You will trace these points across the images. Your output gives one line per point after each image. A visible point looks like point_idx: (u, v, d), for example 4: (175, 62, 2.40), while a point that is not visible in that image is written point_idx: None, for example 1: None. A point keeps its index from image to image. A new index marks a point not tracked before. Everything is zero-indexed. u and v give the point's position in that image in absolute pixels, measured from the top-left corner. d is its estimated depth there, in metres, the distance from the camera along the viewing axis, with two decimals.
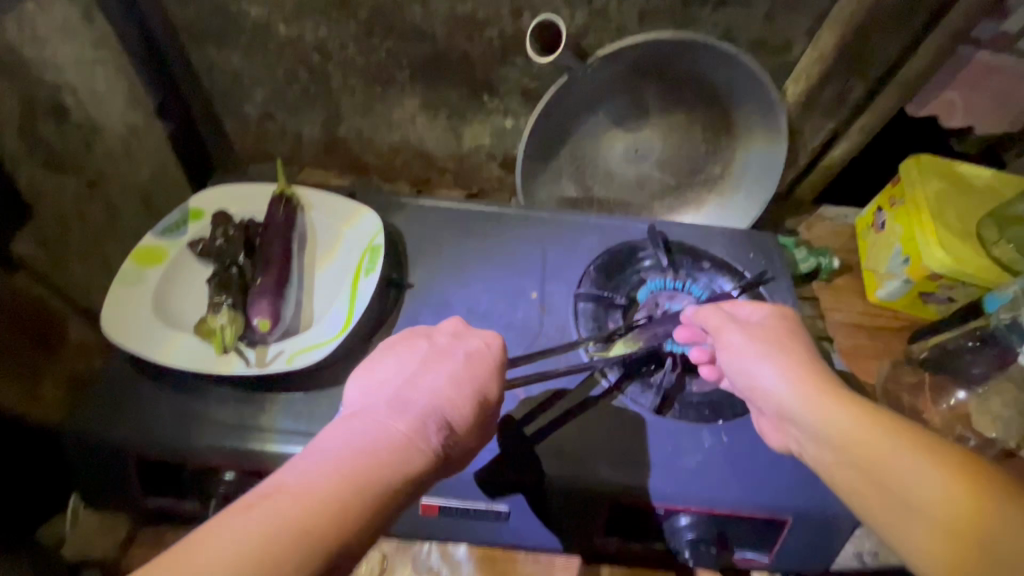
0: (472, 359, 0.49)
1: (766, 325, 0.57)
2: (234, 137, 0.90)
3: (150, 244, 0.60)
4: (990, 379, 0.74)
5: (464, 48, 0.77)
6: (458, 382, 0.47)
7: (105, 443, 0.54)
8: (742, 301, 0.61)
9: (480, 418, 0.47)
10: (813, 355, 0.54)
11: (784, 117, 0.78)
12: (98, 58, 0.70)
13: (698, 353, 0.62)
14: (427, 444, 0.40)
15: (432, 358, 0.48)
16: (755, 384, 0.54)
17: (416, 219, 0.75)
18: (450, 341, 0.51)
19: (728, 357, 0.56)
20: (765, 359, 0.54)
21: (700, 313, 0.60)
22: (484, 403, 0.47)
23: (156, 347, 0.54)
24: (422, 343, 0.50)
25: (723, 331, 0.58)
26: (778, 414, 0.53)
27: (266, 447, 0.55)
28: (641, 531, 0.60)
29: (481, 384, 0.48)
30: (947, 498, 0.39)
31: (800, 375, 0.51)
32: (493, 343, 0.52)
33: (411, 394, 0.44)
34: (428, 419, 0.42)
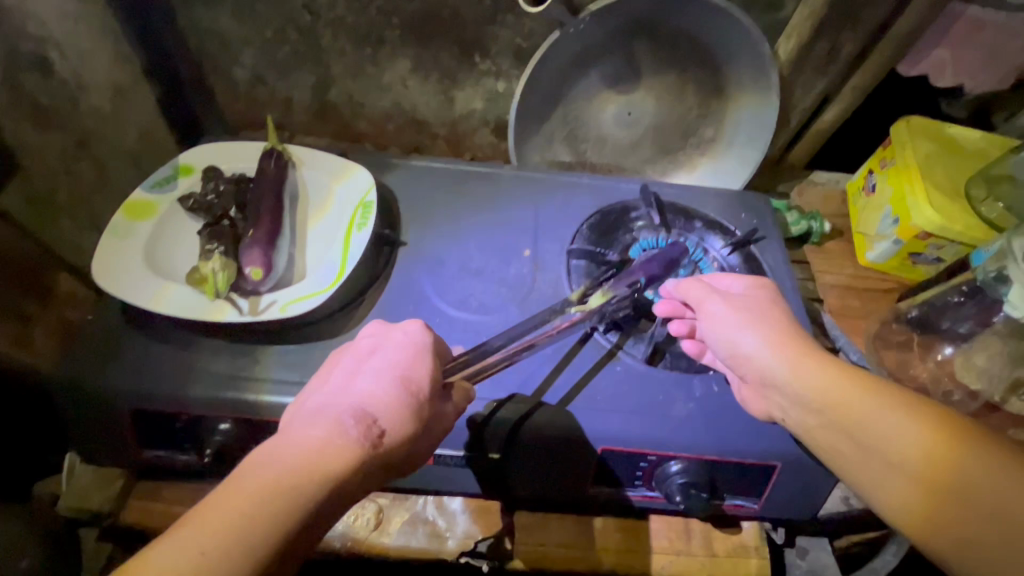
0: (398, 351, 0.51)
1: (746, 296, 0.58)
2: (223, 102, 0.89)
3: (140, 198, 0.60)
4: (975, 336, 0.78)
5: (456, 6, 0.76)
6: (382, 376, 0.49)
7: (97, 394, 0.54)
8: (722, 275, 0.62)
9: (412, 400, 0.49)
10: (790, 321, 0.56)
11: (775, 74, 0.77)
12: (83, 14, 0.68)
13: (679, 328, 0.62)
14: (345, 441, 0.43)
15: (356, 362, 0.51)
16: (737, 351, 0.55)
17: (409, 179, 0.75)
18: (373, 341, 0.53)
19: (710, 328, 0.57)
20: (746, 327, 0.55)
21: (682, 286, 0.60)
22: (413, 386, 0.49)
23: (148, 296, 0.53)
24: (348, 349, 0.53)
25: (706, 301, 0.58)
26: (758, 381, 0.54)
27: (260, 397, 0.55)
28: (632, 481, 0.61)
29: (405, 370, 0.50)
30: (923, 450, 0.44)
31: (780, 340, 0.53)
32: (414, 328, 0.53)
33: (336, 398, 0.47)
34: (347, 417, 0.45)
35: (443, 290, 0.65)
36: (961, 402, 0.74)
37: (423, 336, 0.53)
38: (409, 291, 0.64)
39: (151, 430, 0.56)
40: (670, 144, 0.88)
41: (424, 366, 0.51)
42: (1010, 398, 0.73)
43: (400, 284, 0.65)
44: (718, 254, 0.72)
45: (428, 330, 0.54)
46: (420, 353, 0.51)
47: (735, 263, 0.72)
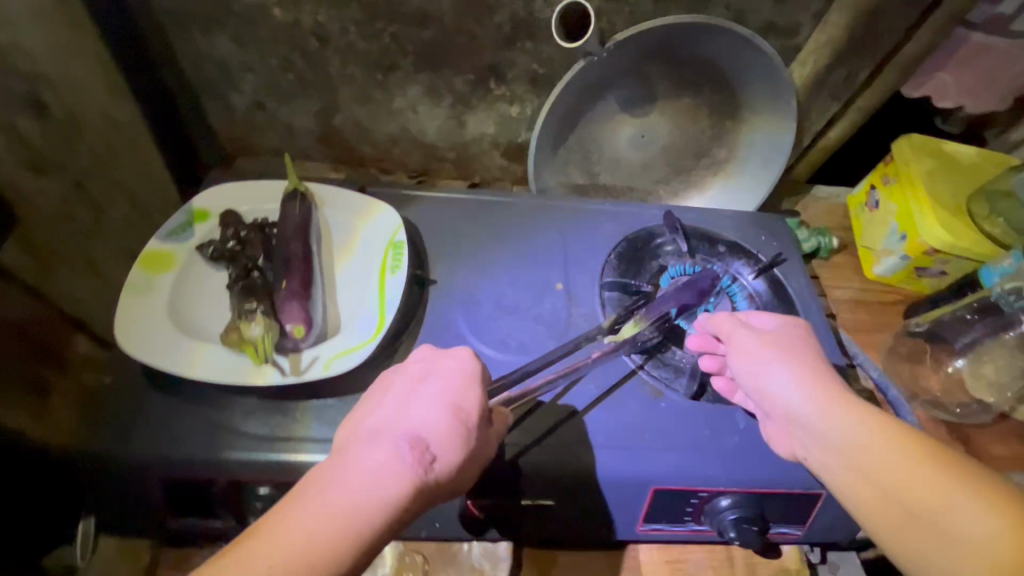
0: (448, 379, 0.48)
1: (777, 332, 0.58)
2: (219, 129, 0.84)
3: (155, 249, 0.56)
4: (979, 345, 0.82)
5: (474, 33, 0.73)
6: (432, 403, 0.46)
7: (128, 464, 0.51)
8: (755, 312, 0.62)
9: (464, 428, 0.46)
10: (825, 365, 0.54)
11: (794, 101, 0.79)
12: (76, 46, 0.63)
13: (708, 361, 0.62)
14: (400, 470, 0.40)
15: (405, 388, 0.48)
16: (764, 388, 0.54)
17: (431, 212, 0.72)
18: (422, 366, 0.50)
19: (739, 362, 0.56)
20: (776, 363, 0.54)
21: (714, 319, 0.60)
22: (463, 414, 0.46)
23: (183, 361, 0.50)
24: (396, 374, 0.50)
25: (735, 335, 0.57)
26: (786, 420, 0.53)
27: (303, 458, 0.52)
28: (681, 517, 0.60)
29: (459, 397, 0.47)
30: (994, 535, 0.39)
31: (811, 381, 0.52)
32: (464, 354, 0.50)
33: (387, 426, 0.44)
34: (400, 444, 0.42)
35: (481, 330, 0.63)
36: (974, 412, 0.77)
37: (473, 363, 0.50)
38: (446, 333, 0.62)
39: (183, 498, 0.53)
40: (684, 164, 0.88)
41: (474, 394, 0.48)
42: (1018, 407, 0.77)
43: (435, 327, 0.63)
44: (746, 282, 0.73)
45: (477, 358, 0.51)
46: (469, 381, 0.49)
47: (761, 288, 0.73)
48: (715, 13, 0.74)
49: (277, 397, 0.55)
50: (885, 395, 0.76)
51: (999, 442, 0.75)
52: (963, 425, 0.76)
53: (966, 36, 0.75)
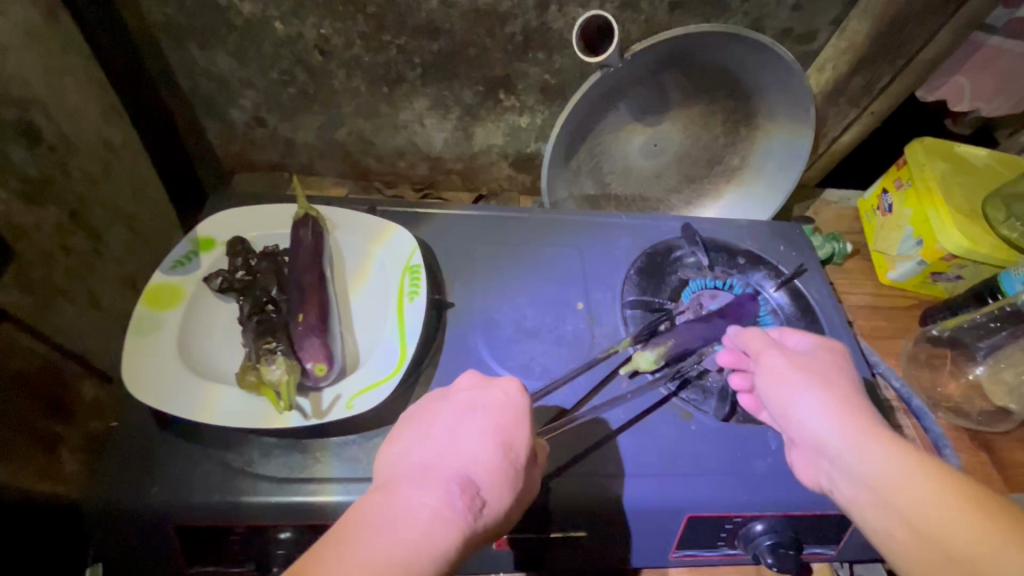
0: (495, 412, 0.46)
1: (811, 356, 0.54)
2: (217, 145, 0.81)
3: (161, 283, 0.54)
4: (999, 350, 0.80)
5: (484, 43, 0.71)
6: (483, 441, 0.44)
7: (140, 513, 0.48)
8: (792, 332, 0.58)
9: (513, 470, 0.44)
10: (859, 393, 0.50)
11: (812, 108, 0.77)
12: (66, 65, 0.60)
13: (739, 380, 0.59)
14: (451, 518, 0.39)
15: (452, 420, 0.46)
16: (790, 412, 0.50)
17: (443, 230, 0.70)
18: (469, 396, 0.48)
19: (767, 382, 0.52)
20: (806, 388, 0.50)
21: (744, 334, 0.56)
22: (512, 454, 0.44)
23: (197, 405, 0.48)
24: (442, 402, 0.48)
25: (764, 354, 0.54)
26: (812, 448, 0.49)
27: (325, 499, 0.49)
28: (714, 542, 0.58)
29: (509, 436, 0.45)
30: None
31: (840, 408, 0.47)
32: (513, 387, 0.48)
33: (436, 464, 0.42)
34: (451, 486, 0.40)
35: (502, 355, 0.61)
36: (997, 419, 0.76)
37: (522, 397, 0.48)
38: (467, 358, 0.60)
39: (199, 545, 0.50)
40: (696, 172, 0.87)
41: (524, 433, 0.46)
42: None
43: (456, 353, 0.60)
44: (767, 296, 0.72)
45: (526, 393, 0.49)
46: (520, 417, 0.46)
47: (783, 301, 0.71)
48: (731, 20, 0.72)
49: (296, 436, 0.52)
50: (909, 406, 0.74)
51: (1021, 449, 0.74)
52: (985, 433, 0.75)
53: (985, 40, 0.74)
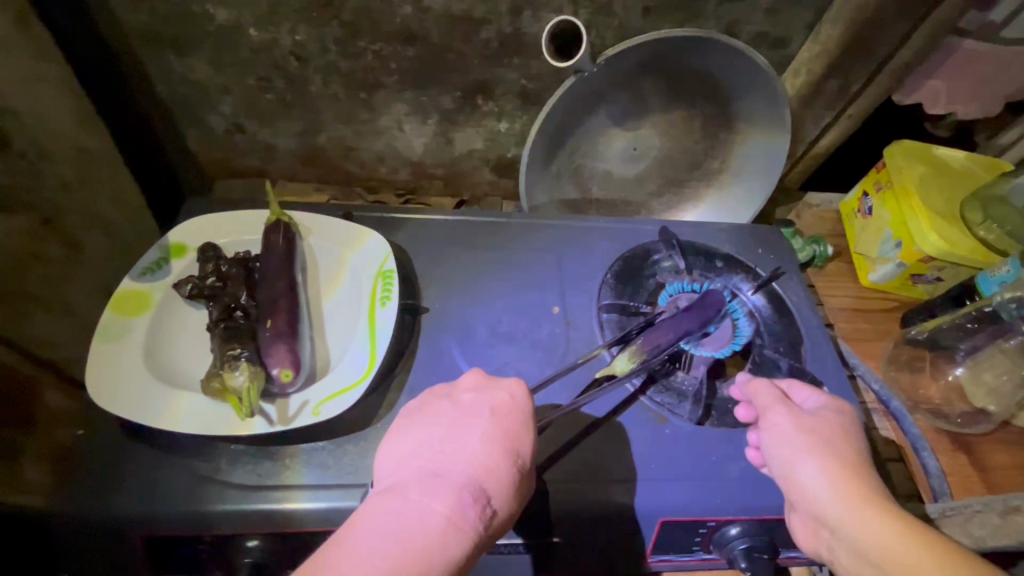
0: (501, 415, 0.47)
1: (818, 414, 0.53)
2: (197, 152, 0.81)
3: (130, 289, 0.54)
4: (979, 352, 0.80)
5: (460, 49, 0.71)
6: (491, 443, 0.44)
7: (106, 523, 0.48)
8: (800, 387, 0.57)
9: (520, 476, 0.44)
10: (864, 462, 0.49)
11: (788, 111, 0.78)
12: (39, 73, 0.60)
13: (752, 435, 0.56)
14: (463, 526, 0.39)
15: (459, 421, 0.46)
16: (793, 476, 0.49)
17: (420, 235, 0.70)
18: (475, 397, 0.48)
19: (771, 441, 0.52)
20: (809, 452, 0.49)
21: (752, 385, 0.56)
22: (519, 460, 0.45)
23: (163, 412, 0.48)
24: (448, 402, 0.48)
25: (770, 412, 0.53)
26: (812, 516, 0.49)
27: (292, 507, 0.49)
28: (689, 547, 0.58)
29: (515, 441, 0.46)
30: None
31: (842, 480, 0.47)
32: (518, 389, 0.49)
33: (448, 468, 0.42)
34: (462, 492, 0.40)
35: (476, 360, 0.61)
36: (978, 422, 0.76)
37: (526, 400, 0.49)
38: (441, 364, 0.60)
39: (165, 557, 0.49)
40: (677, 176, 0.87)
41: (528, 439, 0.46)
42: (1020, 414, 0.76)
43: (429, 359, 0.60)
44: (745, 299, 0.71)
45: (529, 396, 0.50)
46: (524, 421, 0.47)
47: (761, 304, 0.71)
48: (706, 25, 0.72)
49: (264, 443, 0.52)
50: (887, 407, 0.74)
51: (1002, 452, 0.74)
52: (965, 435, 0.74)
53: (959, 43, 0.74)
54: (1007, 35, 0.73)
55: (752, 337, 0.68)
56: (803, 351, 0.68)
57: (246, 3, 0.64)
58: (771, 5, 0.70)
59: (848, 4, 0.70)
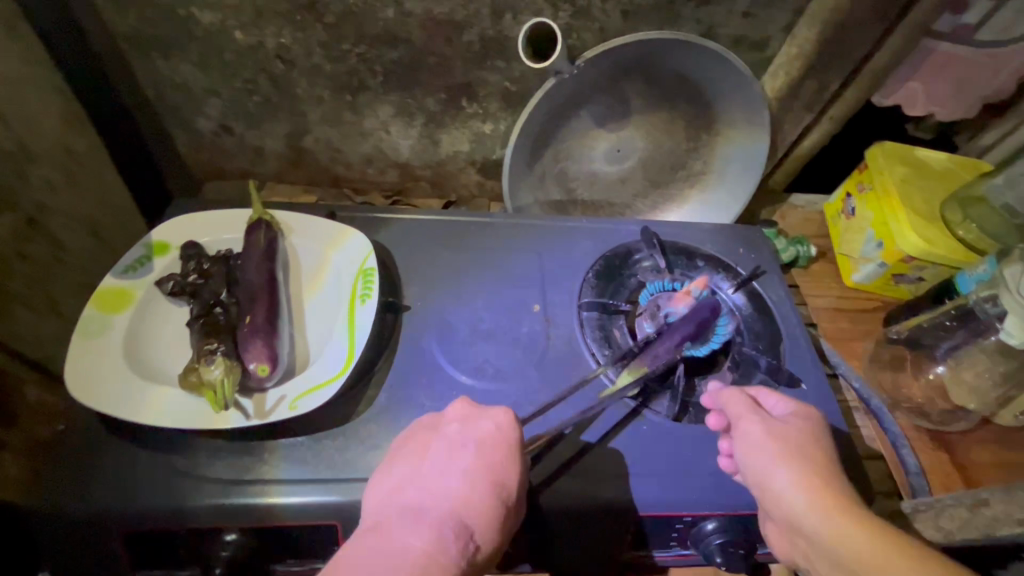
0: (485, 447, 0.47)
1: (786, 423, 0.53)
2: (186, 153, 0.82)
3: (112, 287, 0.55)
4: (959, 351, 0.77)
5: (443, 52, 0.72)
6: (473, 479, 0.45)
7: (83, 517, 0.48)
8: (766, 392, 0.57)
9: (505, 509, 0.45)
10: (836, 472, 0.49)
11: (767, 113, 0.79)
12: (28, 76, 0.61)
13: (725, 443, 0.56)
14: (447, 559, 0.39)
15: (443, 458, 0.47)
16: (766, 485, 0.50)
17: (403, 235, 0.71)
18: (459, 428, 0.49)
19: (744, 452, 0.52)
20: (779, 461, 0.50)
21: (724, 395, 0.56)
22: (504, 493, 0.45)
23: (140, 406, 0.49)
24: (432, 436, 0.49)
25: (742, 420, 0.53)
26: (786, 522, 0.49)
27: (270, 501, 0.50)
28: (667, 543, 0.59)
29: (499, 472, 0.46)
30: None
31: (817, 481, 0.48)
32: (503, 418, 0.49)
33: (431, 506, 0.43)
34: (445, 529, 0.41)
35: (456, 358, 0.62)
36: (959, 420, 0.76)
37: (512, 430, 0.49)
38: (421, 361, 0.61)
39: (144, 550, 0.50)
40: (661, 177, 0.88)
41: (513, 471, 0.47)
42: (1000, 412, 0.76)
43: (409, 356, 0.61)
44: (726, 297, 0.72)
45: (516, 425, 0.50)
46: (510, 454, 0.47)
47: (741, 303, 0.72)
48: (685, 28, 0.73)
49: (241, 438, 0.53)
50: (868, 406, 0.75)
51: (982, 449, 0.74)
52: (945, 433, 0.75)
53: (934, 45, 0.75)
54: (980, 37, 0.74)
55: (732, 335, 0.68)
56: (782, 349, 0.69)
57: (232, 7, 0.65)
58: (748, 7, 0.72)
59: (823, 7, 0.71)
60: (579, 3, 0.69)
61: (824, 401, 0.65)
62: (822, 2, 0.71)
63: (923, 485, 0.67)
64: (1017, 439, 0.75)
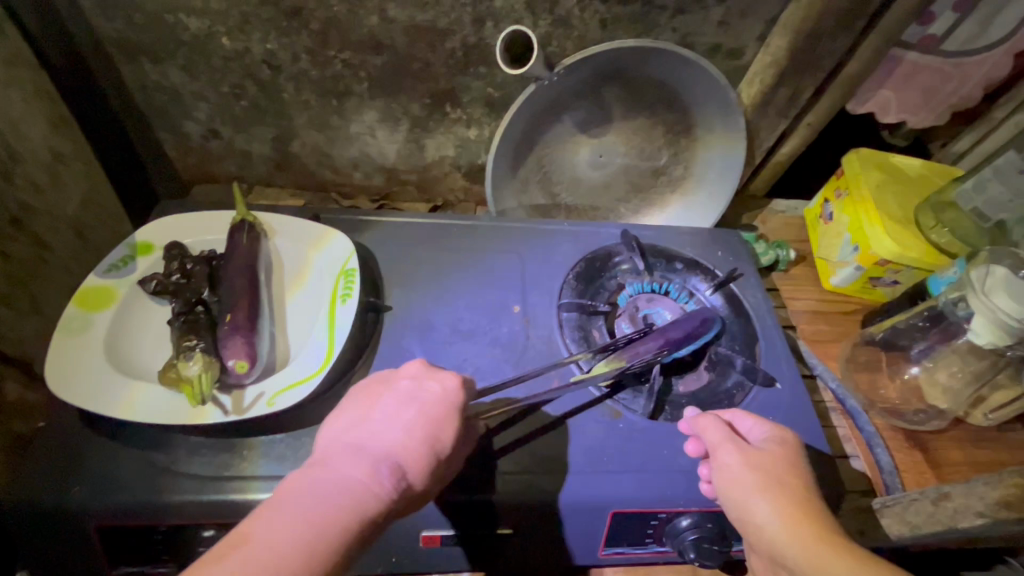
0: (430, 406, 0.47)
1: (763, 449, 0.53)
2: (173, 156, 0.84)
3: (95, 285, 0.56)
4: (934, 351, 0.81)
5: (426, 59, 0.74)
6: (413, 429, 0.45)
7: (59, 513, 0.48)
8: (744, 415, 0.57)
9: (440, 460, 0.46)
10: (817, 504, 0.48)
11: (743, 120, 0.81)
12: (14, 78, 0.62)
13: (704, 470, 0.56)
14: (375, 495, 0.41)
15: (391, 406, 0.47)
16: (747, 518, 0.49)
17: (387, 237, 0.72)
18: (411, 385, 0.49)
19: (722, 482, 0.51)
20: (757, 492, 0.49)
21: (700, 421, 0.55)
22: (439, 447, 0.46)
23: (117, 402, 0.50)
24: (385, 387, 0.49)
25: (719, 449, 0.53)
26: (769, 555, 0.48)
27: (248, 497, 0.50)
28: (643, 539, 0.59)
29: (438, 429, 0.46)
30: None
31: (795, 518, 0.47)
32: (451, 382, 0.50)
33: (372, 445, 0.44)
34: (381, 466, 0.42)
35: (436, 357, 0.63)
36: (933, 420, 0.77)
37: (458, 395, 0.49)
38: (401, 360, 0.62)
39: (122, 545, 0.50)
40: (642, 182, 0.89)
41: (453, 429, 0.47)
42: (972, 412, 0.78)
43: (390, 355, 0.62)
44: (704, 298, 0.73)
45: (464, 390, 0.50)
46: (451, 412, 0.48)
47: (719, 304, 0.73)
48: (661, 36, 0.76)
49: (221, 434, 0.53)
50: (844, 406, 0.76)
51: (954, 448, 0.75)
52: (919, 432, 0.76)
53: (903, 55, 0.78)
54: (946, 48, 0.76)
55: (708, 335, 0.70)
56: (757, 349, 0.70)
57: (218, 13, 0.67)
58: (721, 17, 0.74)
59: (794, 18, 0.74)
60: (558, 12, 0.71)
61: (797, 399, 0.67)
62: (793, 13, 0.73)
63: (896, 483, 0.68)
64: (988, 438, 0.77)
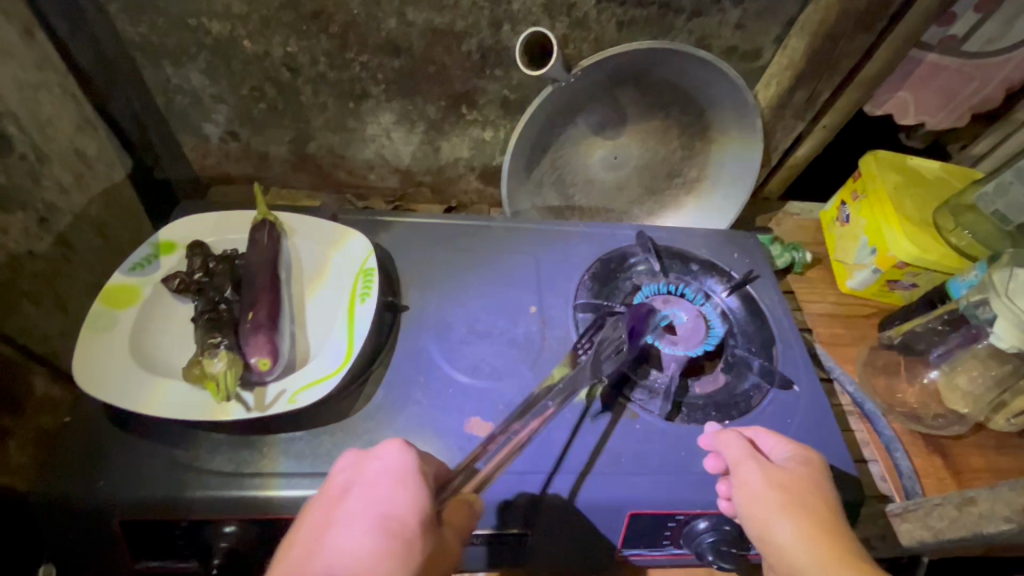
0: (370, 489, 0.41)
1: (787, 469, 0.52)
2: (193, 157, 0.84)
3: (120, 283, 0.57)
4: (953, 355, 0.80)
5: (443, 61, 0.74)
6: (356, 522, 0.38)
7: (83, 505, 0.49)
8: (765, 433, 0.56)
9: (401, 544, 0.38)
10: (846, 533, 0.47)
11: (759, 122, 0.81)
12: (42, 81, 0.63)
13: (722, 487, 0.55)
14: None
15: (328, 511, 0.40)
16: (768, 537, 0.48)
17: (403, 239, 0.72)
18: (349, 477, 0.43)
19: (744, 497, 0.50)
20: (782, 511, 0.48)
21: (721, 437, 0.54)
22: (396, 526, 0.38)
23: (141, 397, 0.51)
24: (323, 493, 0.43)
25: (741, 466, 0.52)
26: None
27: (267, 493, 0.50)
28: (660, 541, 0.59)
29: (386, 508, 0.39)
30: None
31: (819, 550, 0.45)
32: (391, 449, 0.43)
33: (305, 564, 0.37)
34: None
35: (452, 357, 0.63)
36: (955, 425, 0.76)
37: (403, 459, 0.42)
38: (418, 360, 0.62)
39: (145, 539, 0.51)
40: (656, 184, 0.89)
41: (407, 496, 0.40)
42: (993, 417, 0.76)
43: (407, 355, 0.62)
44: (720, 300, 0.73)
45: (412, 451, 0.44)
46: (399, 480, 0.41)
47: (734, 305, 0.73)
48: (678, 38, 0.76)
49: (242, 432, 0.54)
50: (862, 410, 0.75)
51: (976, 454, 0.74)
52: (939, 437, 0.75)
53: (923, 56, 0.77)
54: (967, 50, 0.76)
55: (724, 337, 0.70)
56: (775, 352, 0.70)
57: (241, 16, 0.68)
58: (739, 19, 0.74)
59: (812, 20, 0.74)
60: (575, 15, 0.71)
61: (815, 402, 0.66)
62: (811, 15, 0.74)
63: (916, 488, 0.67)
64: (1010, 444, 0.76)
